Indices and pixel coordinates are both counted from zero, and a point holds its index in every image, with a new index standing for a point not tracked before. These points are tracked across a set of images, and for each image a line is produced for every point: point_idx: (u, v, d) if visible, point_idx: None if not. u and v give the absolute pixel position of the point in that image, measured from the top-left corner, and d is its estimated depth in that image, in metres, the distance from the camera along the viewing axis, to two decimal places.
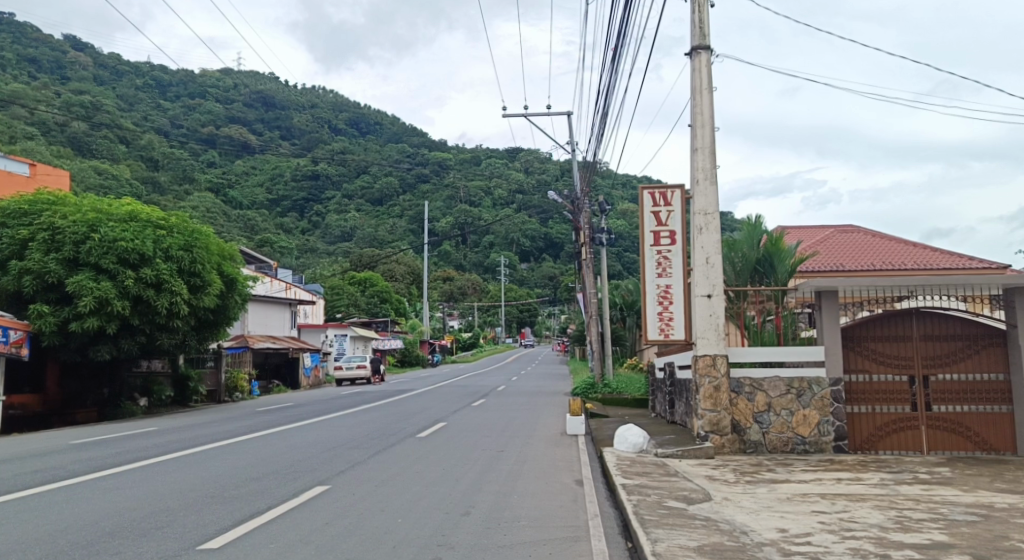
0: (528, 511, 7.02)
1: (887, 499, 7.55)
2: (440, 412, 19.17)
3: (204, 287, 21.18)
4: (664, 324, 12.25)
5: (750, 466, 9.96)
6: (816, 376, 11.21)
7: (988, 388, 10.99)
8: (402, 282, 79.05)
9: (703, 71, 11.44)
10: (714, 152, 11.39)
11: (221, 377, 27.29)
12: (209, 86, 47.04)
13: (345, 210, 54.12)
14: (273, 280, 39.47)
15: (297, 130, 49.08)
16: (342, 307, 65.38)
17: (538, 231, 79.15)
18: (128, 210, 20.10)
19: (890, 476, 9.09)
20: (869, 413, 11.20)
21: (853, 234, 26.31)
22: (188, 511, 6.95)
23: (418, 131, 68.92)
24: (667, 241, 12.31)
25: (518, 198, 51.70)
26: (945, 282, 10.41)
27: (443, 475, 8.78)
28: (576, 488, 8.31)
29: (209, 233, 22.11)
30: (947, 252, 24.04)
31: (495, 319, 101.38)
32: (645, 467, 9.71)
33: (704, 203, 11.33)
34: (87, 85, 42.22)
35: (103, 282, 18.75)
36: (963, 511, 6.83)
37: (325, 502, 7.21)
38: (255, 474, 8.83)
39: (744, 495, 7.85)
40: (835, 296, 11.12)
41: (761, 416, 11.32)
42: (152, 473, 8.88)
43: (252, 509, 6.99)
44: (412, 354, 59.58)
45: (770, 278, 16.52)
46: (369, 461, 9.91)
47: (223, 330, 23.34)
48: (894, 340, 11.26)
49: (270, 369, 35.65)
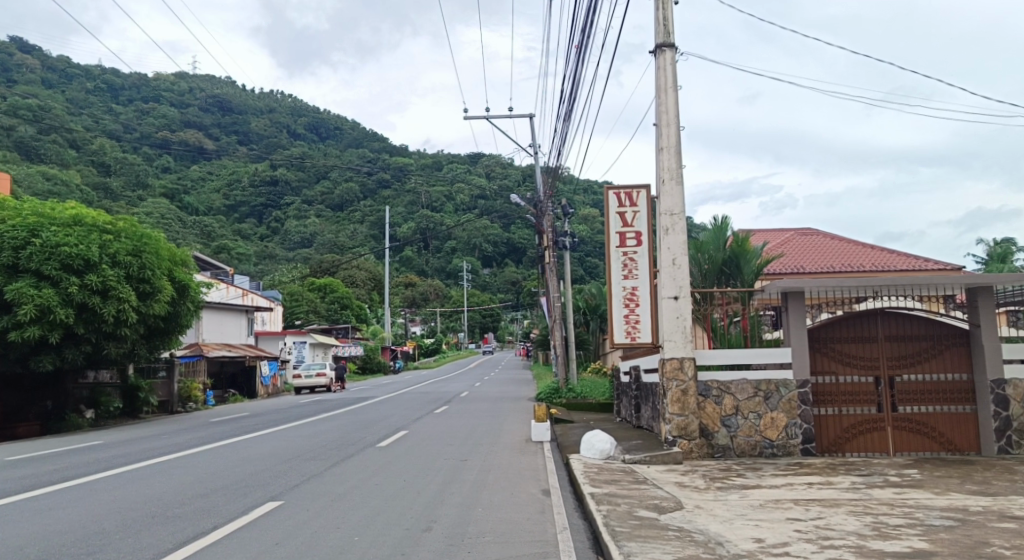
0: (492, 525, 6.63)
1: (861, 504, 7.37)
2: (401, 420, 18.67)
3: (154, 294, 20.28)
4: (631, 327, 11.98)
5: (719, 471, 9.74)
6: (782, 379, 11.08)
7: (952, 388, 11.02)
8: (363, 289, 77.94)
9: (667, 70, 11.27)
10: (680, 152, 11.22)
11: (173, 387, 26.33)
12: (163, 90, 44.73)
13: (304, 216, 54.58)
14: (229, 287, 38.61)
15: (255, 135, 50.79)
16: (301, 313, 64.05)
17: (500, 236, 78.98)
18: (71, 214, 19.21)
19: (860, 479, 8.97)
20: (836, 415, 11.11)
21: (813, 237, 26.59)
22: (123, 534, 6.37)
23: (378, 137, 68.23)
24: (632, 242, 12.08)
25: (480, 203, 51.21)
26: (909, 283, 10.38)
27: (403, 488, 8.39)
28: (542, 499, 7.97)
29: (159, 237, 21.21)
30: (903, 255, 24.42)
31: (458, 324, 100.77)
32: (613, 475, 9.43)
33: (670, 203, 11.14)
34: (35, 89, 39.74)
35: (44, 289, 17.84)
36: (939, 517, 6.68)
37: (276, 520, 6.73)
38: (203, 491, 8.27)
39: (716, 503, 7.61)
40: (801, 297, 11.01)
41: (728, 420, 11.14)
42: (91, 492, 8.27)
43: (195, 530, 6.46)
44: (373, 361, 58.28)
45: (736, 280, 16.56)
46: (326, 474, 9.45)
47: (174, 338, 22.50)
48: (859, 340, 11.18)
49: (225, 378, 34.63)
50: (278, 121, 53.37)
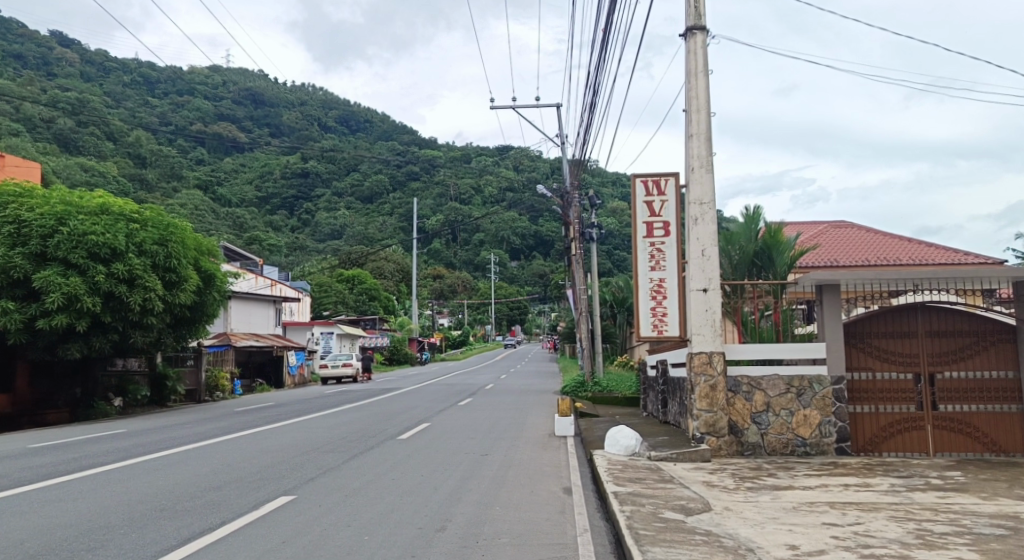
0: (510, 526, 6.33)
1: (903, 509, 6.93)
2: (425, 412, 18.48)
3: (180, 283, 20.34)
4: (658, 320, 11.59)
5: (750, 470, 9.34)
6: (816, 374, 10.63)
7: (997, 386, 10.44)
8: (391, 280, 78.04)
9: (698, 53, 10.82)
10: (711, 139, 10.78)
11: (201, 376, 26.44)
12: (197, 84, 44.57)
13: (335, 208, 54.24)
14: (258, 278, 38.92)
15: (286, 127, 49.18)
16: (329, 304, 63.91)
17: (528, 228, 78.63)
18: (99, 202, 19.27)
19: (900, 481, 8.49)
20: (872, 413, 10.63)
21: (848, 230, 25.79)
22: (126, 530, 6.16)
23: (407, 129, 68.33)
24: (660, 232, 11.65)
25: (508, 196, 50.74)
26: (953, 276, 9.79)
27: (420, 484, 8.16)
28: (563, 497, 7.69)
29: (186, 227, 21.25)
30: (942, 248, 23.58)
31: (485, 317, 100.66)
32: (638, 473, 9.07)
33: (700, 192, 10.72)
34: (74, 83, 40.55)
35: (71, 277, 17.98)
36: (989, 524, 6.24)
37: (285, 517, 6.51)
38: (216, 484, 8.10)
39: (746, 505, 7.23)
40: (836, 290, 10.52)
41: (759, 417, 10.71)
42: (103, 483, 8.15)
43: (201, 526, 6.25)
44: (401, 352, 57.92)
45: (768, 272, 16.00)
46: (344, 468, 9.27)
47: (201, 328, 22.58)
48: (898, 336, 10.69)
49: (253, 368, 34.89)
50: (311, 114, 53.14)
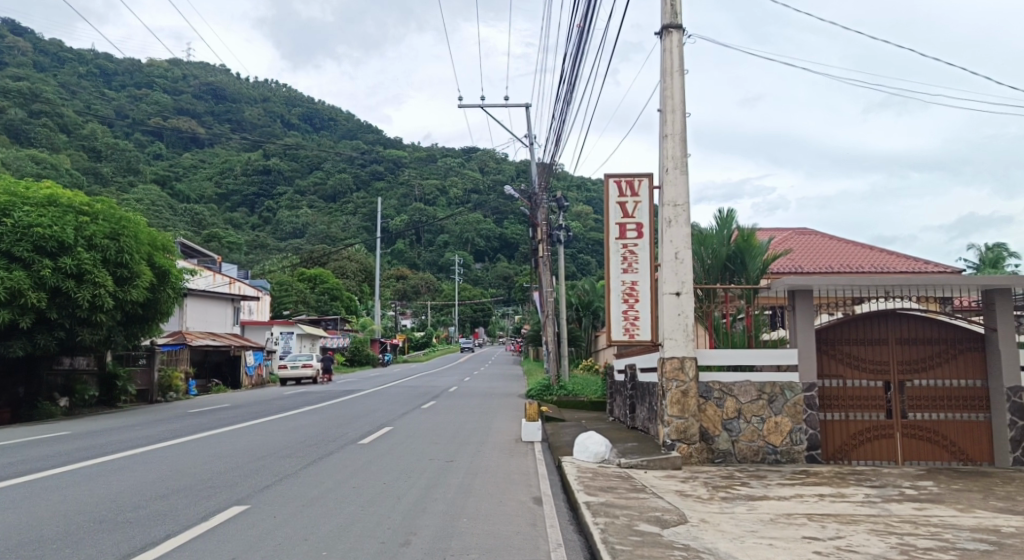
0: (480, 540, 5.96)
1: (882, 521, 6.77)
2: (386, 416, 17.96)
3: (132, 279, 19.47)
4: (629, 324, 11.37)
5: (722, 479, 9.14)
6: (788, 381, 10.48)
7: (966, 394, 10.44)
8: (354, 280, 76.82)
9: (674, 52, 10.63)
10: (686, 140, 10.58)
11: (153, 376, 25.49)
12: (156, 77, 45.92)
13: (297, 206, 52.11)
14: (216, 275, 38.03)
15: (248, 124, 51.64)
16: (289, 304, 62.43)
17: (493, 231, 78.46)
18: (46, 194, 18.48)
19: (874, 491, 8.36)
20: (843, 421, 10.52)
21: (811, 237, 26.06)
22: (60, 544, 5.63)
23: (373, 129, 67.74)
24: (633, 234, 11.43)
25: (473, 197, 50.27)
26: (925, 283, 9.72)
27: (383, 493, 7.76)
28: (533, 508, 7.36)
29: (139, 221, 20.42)
30: (902, 257, 23.91)
31: (449, 319, 100.01)
32: (609, 481, 8.80)
33: (674, 193, 10.52)
34: (25, 74, 39.97)
35: (15, 271, 17.04)
36: (971, 538, 6.09)
37: (235, 529, 6.04)
38: (163, 492, 7.57)
39: (723, 517, 7.00)
40: (809, 296, 10.41)
41: (729, 423, 10.52)
42: (39, 491, 7.55)
43: (145, 539, 5.75)
44: (362, 353, 56.92)
45: (741, 276, 15.93)
46: (301, 475, 8.82)
47: (154, 326, 21.69)
48: (870, 344, 10.61)
49: (208, 367, 33.89)
50: (273, 110, 54.06)
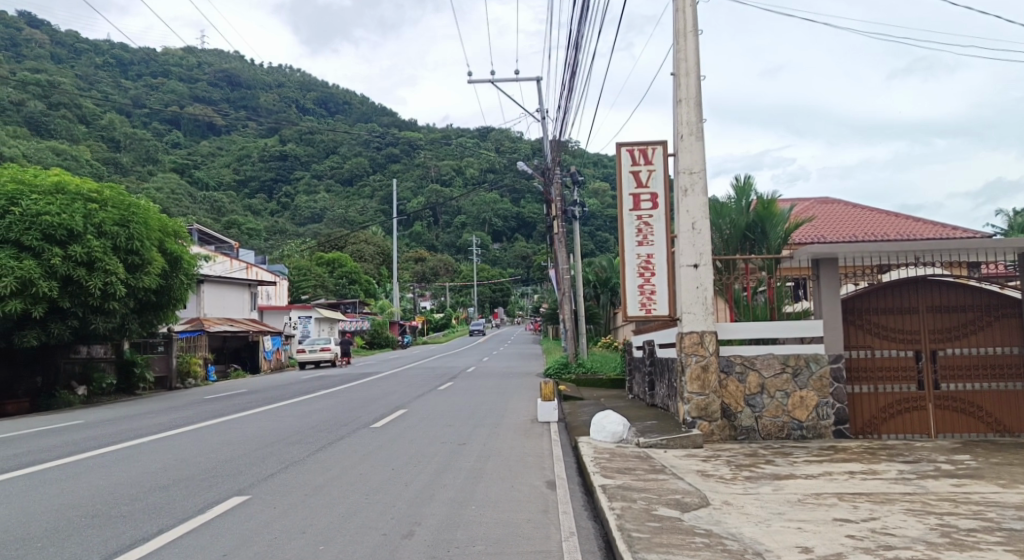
0: (486, 530, 5.60)
1: (918, 500, 6.33)
2: (402, 398, 17.68)
3: (143, 265, 19.36)
4: (646, 298, 10.92)
5: (745, 458, 8.72)
6: (813, 353, 10.02)
7: (1003, 363, 9.91)
8: (371, 263, 76.59)
9: (687, 12, 10.09)
10: (701, 105, 10.07)
11: (171, 362, 25.44)
12: (171, 65, 41.50)
13: (314, 191, 53.19)
14: (233, 262, 38.38)
15: (264, 110, 46.41)
16: (308, 288, 62.34)
17: (510, 210, 77.83)
18: (54, 181, 18.30)
19: (908, 467, 7.90)
20: (871, 393, 10.05)
21: (834, 206, 25.24)
22: (47, 542, 5.36)
23: (388, 111, 67.22)
24: (648, 205, 10.95)
25: (490, 176, 49.75)
26: (959, 248, 9.15)
27: (389, 480, 7.46)
28: (547, 493, 7.01)
29: (148, 207, 20.22)
30: (930, 224, 23.06)
31: (468, 299, 99.72)
32: (627, 462, 8.41)
33: (690, 160, 10.01)
34: (42, 65, 39.84)
35: (25, 260, 16.84)
36: (1017, 517, 5.63)
37: (229, 524, 5.74)
38: (163, 484, 7.31)
39: (747, 498, 6.59)
40: (834, 264, 9.90)
41: (752, 399, 10.09)
42: (34, 485, 7.32)
43: (133, 536, 5.45)
44: (381, 336, 56.99)
45: (761, 247, 15.35)
46: (307, 462, 8.55)
47: (169, 313, 21.61)
48: (899, 313, 10.10)
49: (228, 353, 33.99)
50: (287, 95, 51.31)
